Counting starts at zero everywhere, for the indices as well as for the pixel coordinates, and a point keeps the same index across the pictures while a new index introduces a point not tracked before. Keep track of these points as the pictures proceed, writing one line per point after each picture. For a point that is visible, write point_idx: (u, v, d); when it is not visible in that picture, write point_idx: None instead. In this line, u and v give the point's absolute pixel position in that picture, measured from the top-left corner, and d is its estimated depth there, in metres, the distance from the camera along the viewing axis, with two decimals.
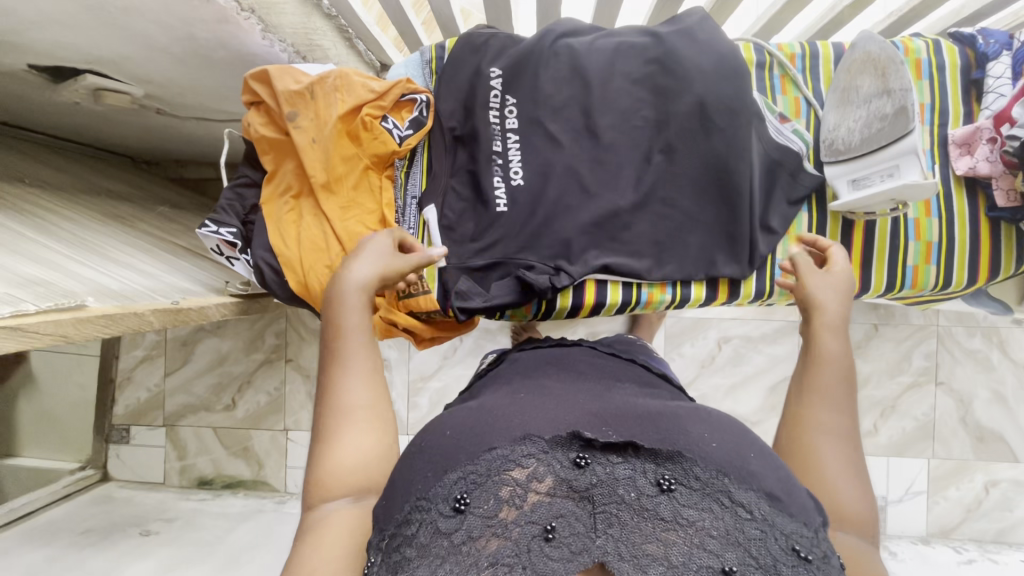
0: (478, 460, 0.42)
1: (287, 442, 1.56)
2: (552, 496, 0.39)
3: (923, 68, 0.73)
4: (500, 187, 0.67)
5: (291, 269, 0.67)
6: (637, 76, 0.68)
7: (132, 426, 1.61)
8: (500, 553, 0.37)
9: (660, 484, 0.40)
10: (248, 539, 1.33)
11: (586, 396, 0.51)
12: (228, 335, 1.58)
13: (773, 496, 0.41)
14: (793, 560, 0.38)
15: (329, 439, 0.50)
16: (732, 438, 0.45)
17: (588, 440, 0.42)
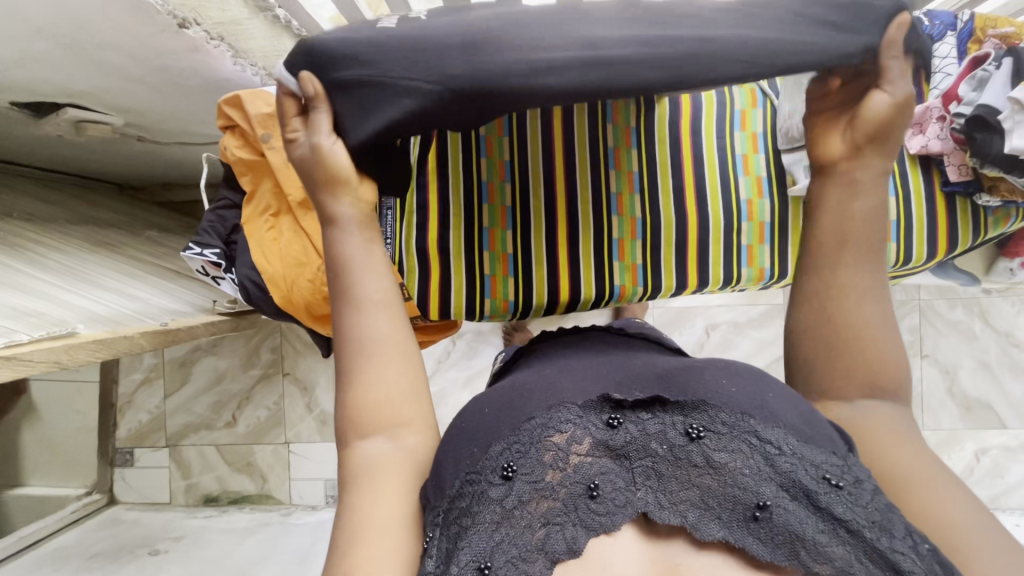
0: (513, 432, 0.43)
1: (290, 454, 1.59)
2: (593, 456, 0.42)
3: None
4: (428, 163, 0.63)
5: (275, 285, 0.70)
6: None
7: (135, 449, 1.63)
8: (551, 512, 0.40)
9: (690, 433, 0.42)
10: (256, 552, 1.36)
11: (607, 366, 0.51)
12: (225, 353, 1.60)
13: (799, 430, 0.42)
14: (827, 488, 0.39)
15: (356, 373, 0.47)
16: (750, 380, 0.45)
17: (617, 401, 0.44)
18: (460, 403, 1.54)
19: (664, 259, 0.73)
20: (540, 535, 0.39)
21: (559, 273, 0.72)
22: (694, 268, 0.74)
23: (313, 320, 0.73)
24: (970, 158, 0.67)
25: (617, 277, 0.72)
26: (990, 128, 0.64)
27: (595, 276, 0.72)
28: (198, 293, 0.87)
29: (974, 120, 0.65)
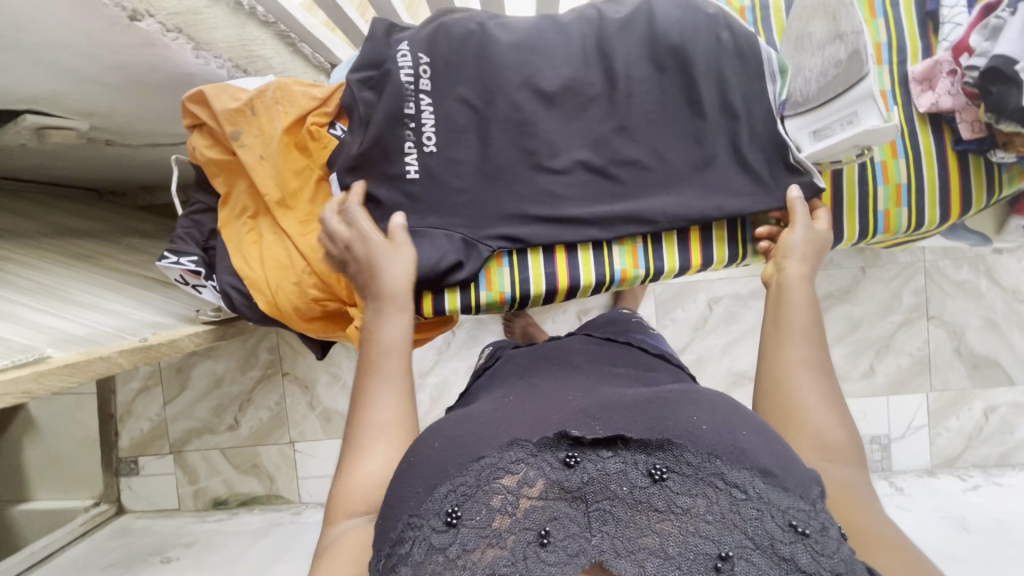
0: (467, 471, 0.41)
1: (295, 453, 1.57)
2: (545, 500, 0.39)
3: (876, 5, 0.71)
4: (411, 152, 0.66)
5: (258, 290, 0.66)
6: (582, 54, 0.68)
7: (139, 458, 1.61)
8: (496, 565, 0.36)
9: (652, 474, 0.39)
10: (269, 553, 1.35)
11: (574, 393, 0.50)
12: (222, 356, 1.57)
13: (769, 471, 0.41)
14: (790, 534, 0.38)
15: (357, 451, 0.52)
16: (719, 419, 0.44)
17: (575, 438, 0.42)
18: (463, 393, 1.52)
19: (665, 238, 0.69)
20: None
21: (555, 260, 0.68)
22: (698, 244, 0.69)
23: (303, 324, 0.70)
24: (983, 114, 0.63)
25: (617, 259, 0.68)
26: (1004, 79, 0.59)
27: (594, 252, 0.68)
28: (181, 302, 0.84)
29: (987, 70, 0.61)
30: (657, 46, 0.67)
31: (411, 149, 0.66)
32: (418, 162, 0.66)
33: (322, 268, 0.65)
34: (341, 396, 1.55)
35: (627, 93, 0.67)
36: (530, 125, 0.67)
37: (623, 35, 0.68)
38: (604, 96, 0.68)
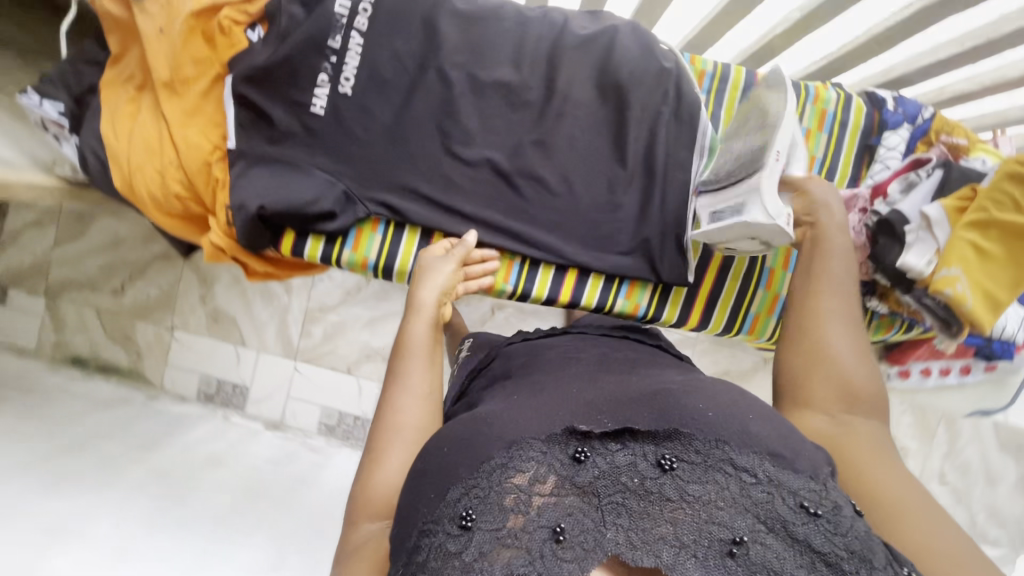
0: (475, 471, 0.41)
1: (171, 339, 1.54)
2: (557, 496, 0.40)
3: (826, 119, 0.72)
4: (323, 86, 0.63)
5: (118, 166, 0.63)
6: (529, 57, 0.66)
7: (10, 289, 1.53)
8: (515, 564, 0.37)
9: (661, 465, 0.42)
10: (108, 423, 1.31)
11: (576, 384, 0.52)
12: (129, 219, 1.50)
13: (773, 451, 0.43)
14: (805, 515, 0.40)
15: (376, 456, 0.49)
16: (728, 405, 0.46)
17: (582, 432, 0.44)
18: (354, 340, 1.53)
19: (543, 263, 0.69)
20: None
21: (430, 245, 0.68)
22: (572, 280, 0.70)
23: (162, 218, 0.67)
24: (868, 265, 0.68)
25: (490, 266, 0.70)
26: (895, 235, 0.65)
27: None
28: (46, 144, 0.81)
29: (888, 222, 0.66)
30: (603, 79, 0.67)
31: (325, 85, 0.63)
32: (327, 101, 0.64)
33: (190, 167, 0.62)
34: (236, 300, 1.53)
35: (557, 112, 0.66)
36: (453, 106, 0.65)
37: (577, 54, 0.67)
38: (536, 105, 0.67)
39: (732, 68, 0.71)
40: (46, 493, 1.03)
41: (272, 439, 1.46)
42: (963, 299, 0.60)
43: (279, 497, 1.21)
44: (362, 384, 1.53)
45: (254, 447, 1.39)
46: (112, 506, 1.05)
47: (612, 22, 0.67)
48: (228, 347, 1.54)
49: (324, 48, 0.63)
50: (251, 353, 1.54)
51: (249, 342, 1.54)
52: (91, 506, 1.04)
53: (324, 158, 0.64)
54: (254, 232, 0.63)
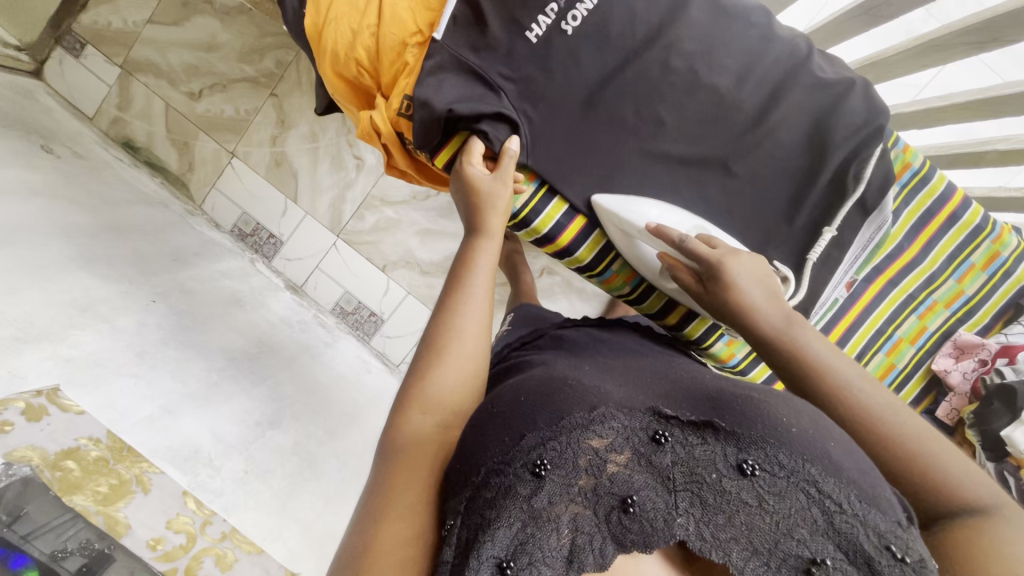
0: (555, 426, 0.48)
1: (227, 165, 1.51)
2: (632, 468, 0.47)
3: (994, 262, 0.82)
4: (546, 17, 0.62)
5: (315, 6, 0.61)
6: (743, 78, 0.66)
7: (88, 46, 1.45)
8: (581, 521, 0.44)
9: (742, 469, 0.46)
10: (146, 221, 1.29)
11: (659, 381, 0.59)
12: (232, 28, 1.42)
13: (856, 485, 0.47)
14: (888, 556, 0.44)
15: (429, 365, 0.56)
16: (813, 428, 0.49)
17: (666, 416, 0.50)
18: (400, 243, 1.52)
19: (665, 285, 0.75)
20: (566, 540, 0.43)
21: (573, 220, 0.68)
22: (682, 310, 0.77)
23: (326, 76, 0.65)
24: (970, 410, 0.79)
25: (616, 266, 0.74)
26: (1011, 403, 0.73)
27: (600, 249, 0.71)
28: None
29: (1009, 387, 0.74)
30: (810, 129, 0.68)
31: (550, 15, 0.62)
32: (544, 30, 0.62)
33: (386, 40, 0.60)
34: (305, 156, 1.49)
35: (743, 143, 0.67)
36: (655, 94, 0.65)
37: (803, 94, 0.67)
38: (728, 126, 0.67)
39: (938, 175, 0.78)
40: (80, 266, 0.99)
41: (289, 301, 1.47)
42: None
43: (285, 359, 1.23)
44: (390, 286, 1.54)
45: (273, 302, 1.41)
46: (137, 306, 1.03)
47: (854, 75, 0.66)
48: (279, 196, 1.51)
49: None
50: (298, 211, 1.52)
51: (300, 200, 1.51)
52: (118, 297, 1.01)
53: (514, 83, 0.63)
54: (428, 135, 0.62)
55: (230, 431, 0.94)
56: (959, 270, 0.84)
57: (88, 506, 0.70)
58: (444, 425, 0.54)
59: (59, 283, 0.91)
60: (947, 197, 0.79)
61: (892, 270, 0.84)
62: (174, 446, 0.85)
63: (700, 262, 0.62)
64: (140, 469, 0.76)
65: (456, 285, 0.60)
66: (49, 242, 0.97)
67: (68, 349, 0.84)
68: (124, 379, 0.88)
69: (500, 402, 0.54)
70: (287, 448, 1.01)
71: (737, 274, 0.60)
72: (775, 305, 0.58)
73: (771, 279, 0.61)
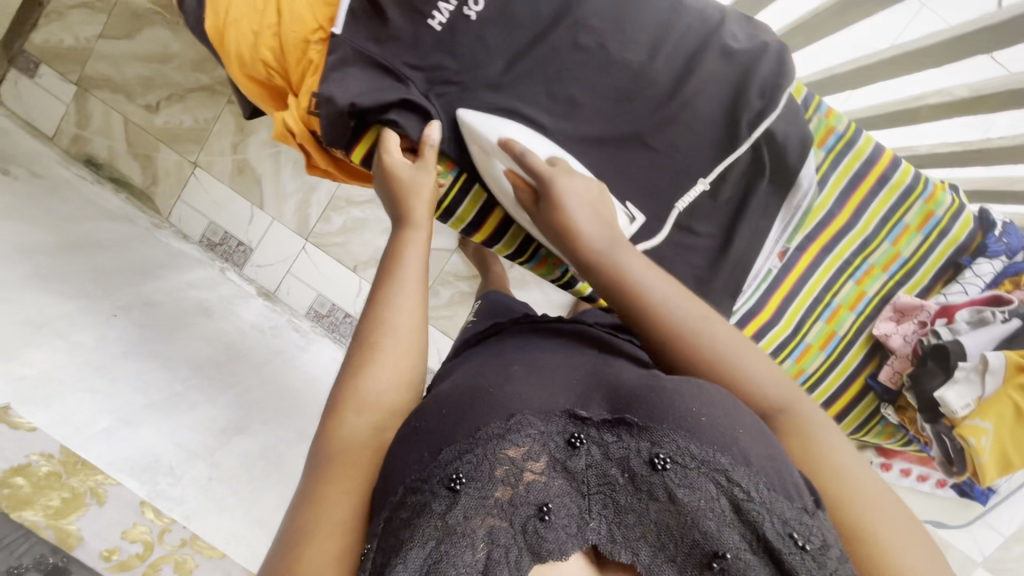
0: (471, 438, 0.46)
1: (190, 175, 1.51)
2: (548, 476, 0.45)
3: (929, 221, 0.85)
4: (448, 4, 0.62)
5: (213, 9, 0.60)
6: (654, 52, 0.66)
7: (43, 65, 1.45)
8: (498, 534, 0.42)
9: (653, 465, 0.45)
10: (108, 236, 1.30)
11: (584, 370, 0.55)
12: (184, 38, 1.41)
13: (768, 473, 0.45)
14: (793, 546, 0.42)
15: (359, 366, 0.54)
16: (723, 417, 0.46)
17: (582, 418, 0.48)
18: (369, 243, 1.52)
19: None
20: (482, 554, 0.41)
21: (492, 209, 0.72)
22: None
23: (237, 79, 0.65)
24: (910, 371, 0.89)
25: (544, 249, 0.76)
26: (945, 364, 0.85)
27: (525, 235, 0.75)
28: None
29: (943, 348, 0.85)
30: (727, 101, 0.68)
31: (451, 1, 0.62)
32: (447, 18, 0.62)
33: (287, 38, 0.59)
34: (266, 161, 1.49)
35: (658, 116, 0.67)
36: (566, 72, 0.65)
37: (716, 63, 0.67)
38: (643, 100, 0.67)
39: (862, 136, 0.81)
40: (36, 285, 1.00)
41: (261, 307, 1.48)
42: (981, 450, 0.84)
43: (254, 365, 1.24)
44: (362, 286, 1.54)
45: (243, 309, 1.41)
46: (96, 321, 1.03)
47: (765, 40, 0.67)
48: (244, 203, 1.51)
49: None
50: (265, 217, 1.52)
51: (266, 206, 1.51)
52: (76, 312, 1.01)
53: (421, 71, 0.63)
54: (336, 130, 0.62)
55: (193, 439, 0.95)
56: (892, 232, 0.86)
57: (38, 521, 0.70)
58: (379, 427, 0.52)
59: (12, 303, 0.92)
60: (874, 159, 0.82)
61: (825, 237, 0.87)
62: (133, 456, 0.86)
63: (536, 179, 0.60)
64: (95, 482, 0.77)
65: (385, 277, 0.58)
66: (4, 263, 0.98)
67: (21, 368, 0.85)
68: (80, 394, 0.88)
69: (423, 410, 0.51)
70: (253, 452, 1.02)
71: (567, 194, 0.59)
72: (603, 231, 0.57)
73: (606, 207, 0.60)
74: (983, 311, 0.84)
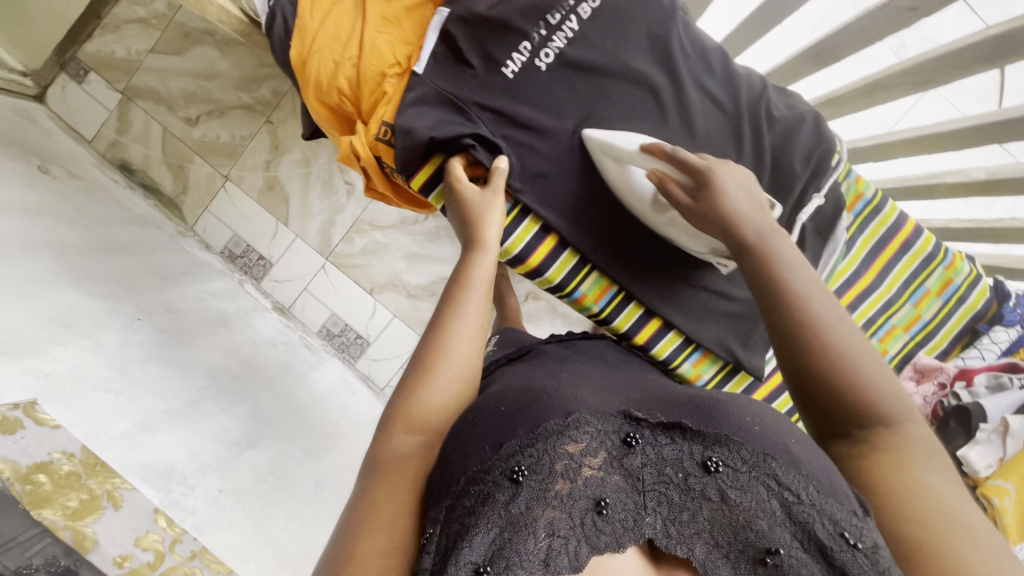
0: (533, 433, 0.47)
1: (220, 188, 1.54)
2: (605, 472, 0.46)
3: (948, 289, 0.95)
4: (521, 54, 0.69)
5: (300, 37, 0.69)
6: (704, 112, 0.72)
7: (92, 73, 1.51)
8: (558, 524, 0.42)
9: (705, 467, 0.46)
10: (136, 240, 1.31)
11: (626, 387, 0.60)
12: (230, 59, 1.48)
13: (817, 478, 0.46)
14: (842, 544, 0.43)
15: (422, 376, 0.56)
16: (774, 426, 0.49)
17: (637, 419, 0.49)
18: (387, 266, 1.55)
19: (634, 302, 0.80)
20: (543, 544, 0.41)
21: (542, 241, 0.74)
22: (652, 327, 0.81)
23: (309, 103, 0.72)
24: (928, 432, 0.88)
25: (586, 283, 0.77)
26: (967, 425, 0.83)
27: (571, 267, 0.76)
28: None
29: (965, 410, 0.84)
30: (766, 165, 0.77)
31: (524, 53, 0.69)
32: (520, 66, 0.69)
33: (366, 69, 0.67)
34: (296, 180, 1.53)
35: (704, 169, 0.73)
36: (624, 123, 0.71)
37: (756, 130, 0.76)
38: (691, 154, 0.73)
39: (888, 205, 0.90)
40: (68, 283, 1.01)
41: (275, 322, 1.48)
42: (1004, 511, 0.75)
43: (267, 378, 1.24)
44: (376, 309, 1.55)
45: (258, 323, 1.42)
46: (121, 324, 1.04)
47: (803, 111, 0.76)
48: (270, 219, 1.55)
49: (541, 20, 0.69)
50: (288, 234, 1.55)
51: (291, 223, 1.54)
52: (102, 313, 1.02)
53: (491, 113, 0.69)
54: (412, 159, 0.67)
55: (207, 449, 0.94)
56: (914, 295, 0.96)
57: (56, 520, 0.69)
58: (428, 444, 0.54)
59: (44, 300, 0.93)
60: (899, 226, 0.92)
61: (852, 295, 0.95)
62: (148, 462, 0.84)
63: (691, 173, 0.63)
64: (113, 485, 0.76)
65: (457, 286, 0.62)
66: (37, 259, 0.99)
67: (50, 364, 0.85)
68: (101, 395, 0.88)
69: (480, 409, 0.53)
70: (263, 467, 1.01)
71: (725, 181, 0.61)
72: (762, 216, 0.59)
73: (761, 199, 0.62)
74: (1000, 376, 0.85)
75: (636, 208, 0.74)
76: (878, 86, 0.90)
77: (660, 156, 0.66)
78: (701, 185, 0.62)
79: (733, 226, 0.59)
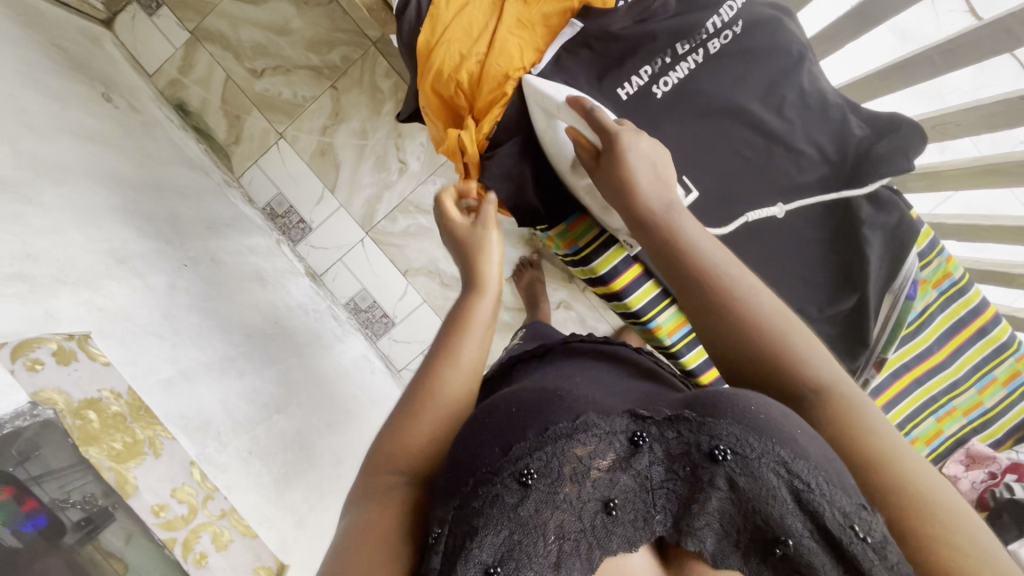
0: (540, 436, 0.47)
1: (273, 145, 1.54)
2: (614, 474, 0.47)
3: (1014, 380, 0.99)
4: (640, 76, 0.81)
5: (431, 30, 0.80)
6: None
7: (164, 7, 1.49)
8: (568, 527, 0.45)
9: (713, 455, 0.45)
10: (188, 184, 1.31)
11: (637, 388, 0.58)
12: (307, 18, 1.46)
13: (830, 465, 0.44)
14: (853, 538, 0.42)
15: (412, 412, 0.57)
16: (780, 416, 0.45)
17: (642, 417, 0.49)
18: (426, 251, 1.55)
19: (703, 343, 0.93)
20: (553, 548, 0.44)
21: (628, 267, 0.90)
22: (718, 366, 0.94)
23: (425, 91, 0.83)
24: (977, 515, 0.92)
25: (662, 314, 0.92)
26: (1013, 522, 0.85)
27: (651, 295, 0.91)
28: None
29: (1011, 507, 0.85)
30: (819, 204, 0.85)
31: (643, 78, 0.81)
32: (636, 88, 0.81)
33: (489, 71, 0.78)
34: (350, 151, 1.52)
35: None
36: None
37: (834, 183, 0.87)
38: None
39: (973, 290, 0.95)
40: (122, 218, 0.99)
41: (307, 287, 1.47)
42: None
43: (296, 345, 1.24)
44: (408, 291, 1.56)
45: (292, 286, 1.41)
46: (169, 268, 1.03)
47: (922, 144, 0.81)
48: (317, 184, 1.54)
49: (670, 48, 0.80)
50: (332, 202, 1.54)
51: (337, 192, 1.54)
52: (153, 255, 1.01)
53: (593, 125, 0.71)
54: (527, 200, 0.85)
55: (238, 408, 0.95)
56: (980, 381, 1.00)
57: (102, 460, 0.69)
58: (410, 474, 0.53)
59: (102, 232, 0.92)
60: (980, 311, 0.96)
61: (919, 369, 0.99)
62: (187, 413, 0.84)
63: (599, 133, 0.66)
64: (155, 432, 0.76)
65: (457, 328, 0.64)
66: (97, 189, 0.98)
67: (104, 299, 0.83)
68: (148, 337, 0.87)
69: (492, 410, 0.52)
70: (289, 435, 1.03)
71: (630, 148, 0.63)
72: (664, 190, 0.61)
73: (664, 170, 0.63)
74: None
75: (559, 165, 0.81)
76: (990, 169, 0.78)
77: (577, 112, 0.69)
78: (606, 150, 0.65)
79: (628, 194, 0.62)
